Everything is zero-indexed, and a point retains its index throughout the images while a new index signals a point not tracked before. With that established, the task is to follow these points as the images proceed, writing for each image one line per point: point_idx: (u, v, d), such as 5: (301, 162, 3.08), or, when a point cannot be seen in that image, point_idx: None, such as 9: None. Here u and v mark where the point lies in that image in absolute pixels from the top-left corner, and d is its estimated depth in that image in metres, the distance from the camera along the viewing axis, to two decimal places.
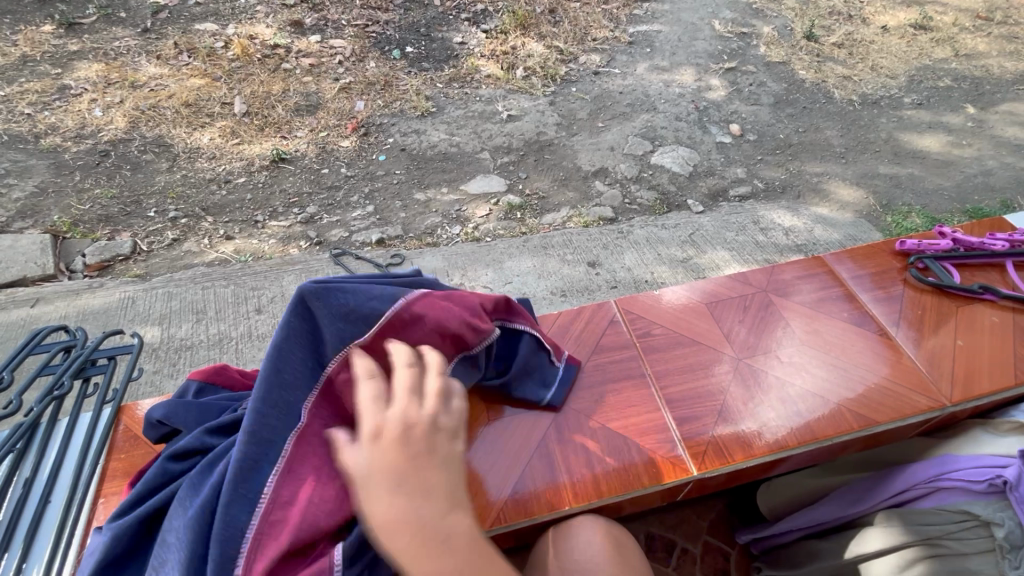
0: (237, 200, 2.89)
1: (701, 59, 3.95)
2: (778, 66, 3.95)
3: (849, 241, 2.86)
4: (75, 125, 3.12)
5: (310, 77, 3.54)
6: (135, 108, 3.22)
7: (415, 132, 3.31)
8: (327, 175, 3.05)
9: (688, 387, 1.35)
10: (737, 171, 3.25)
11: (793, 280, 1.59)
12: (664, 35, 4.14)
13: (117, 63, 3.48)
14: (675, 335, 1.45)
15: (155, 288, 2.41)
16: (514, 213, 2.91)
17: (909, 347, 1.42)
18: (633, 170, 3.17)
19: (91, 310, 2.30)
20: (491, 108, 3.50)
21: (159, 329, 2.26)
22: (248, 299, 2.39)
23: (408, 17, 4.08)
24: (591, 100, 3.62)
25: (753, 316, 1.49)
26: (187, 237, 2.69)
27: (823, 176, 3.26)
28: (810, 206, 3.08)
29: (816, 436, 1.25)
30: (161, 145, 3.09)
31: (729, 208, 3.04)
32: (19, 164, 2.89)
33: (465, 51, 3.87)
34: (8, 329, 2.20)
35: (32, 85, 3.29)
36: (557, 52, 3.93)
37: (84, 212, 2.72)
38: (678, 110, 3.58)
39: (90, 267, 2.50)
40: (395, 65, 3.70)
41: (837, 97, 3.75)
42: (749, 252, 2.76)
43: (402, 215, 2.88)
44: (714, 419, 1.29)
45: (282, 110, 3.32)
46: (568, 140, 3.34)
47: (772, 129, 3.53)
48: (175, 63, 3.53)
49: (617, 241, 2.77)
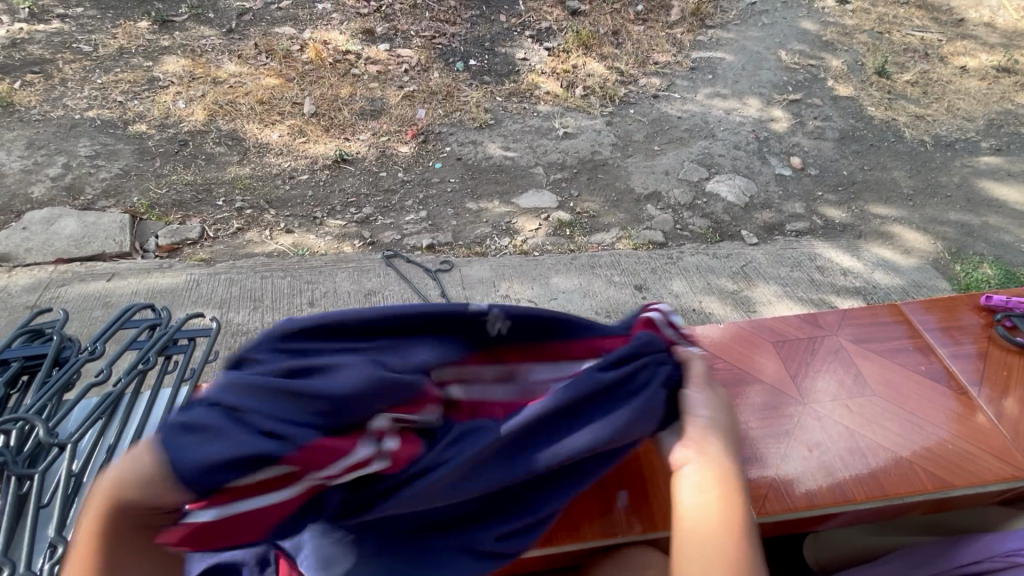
0: (299, 196, 3.01)
1: (764, 89, 3.89)
2: (845, 101, 3.84)
3: (913, 289, 2.73)
4: (160, 114, 3.34)
5: (376, 84, 3.68)
6: (215, 102, 3.43)
7: (472, 143, 3.38)
8: (384, 178, 3.15)
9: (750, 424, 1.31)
10: (795, 207, 3.16)
11: (865, 326, 1.53)
12: (727, 63, 4.10)
13: (202, 60, 3.72)
14: (739, 369, 1.42)
15: (218, 273, 2.53)
16: (563, 230, 2.92)
17: (989, 408, 1.34)
18: (687, 197, 3.13)
19: (159, 289, 2.44)
20: (547, 124, 3.54)
21: (219, 312, 2.37)
22: (303, 292, 2.48)
23: (474, 31, 4.19)
24: (648, 123, 3.61)
25: (821, 360, 1.44)
26: (250, 228, 2.82)
27: (888, 218, 3.12)
28: (873, 248, 2.96)
29: (884, 492, 1.19)
30: (234, 139, 3.26)
31: (784, 242, 2.95)
32: (108, 147, 3.11)
33: (526, 67, 3.94)
34: (85, 299, 2.35)
35: (126, 75, 3.55)
36: (617, 73, 3.95)
37: (161, 196, 2.91)
38: (737, 138, 3.53)
39: (162, 248, 2.66)
40: (457, 77, 3.81)
41: (908, 136, 3.61)
42: (802, 290, 2.68)
43: (454, 223, 2.94)
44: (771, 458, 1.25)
45: (348, 113, 3.46)
46: (622, 161, 3.33)
47: (835, 165, 3.43)
48: (254, 63, 3.74)
49: (666, 266, 2.74)
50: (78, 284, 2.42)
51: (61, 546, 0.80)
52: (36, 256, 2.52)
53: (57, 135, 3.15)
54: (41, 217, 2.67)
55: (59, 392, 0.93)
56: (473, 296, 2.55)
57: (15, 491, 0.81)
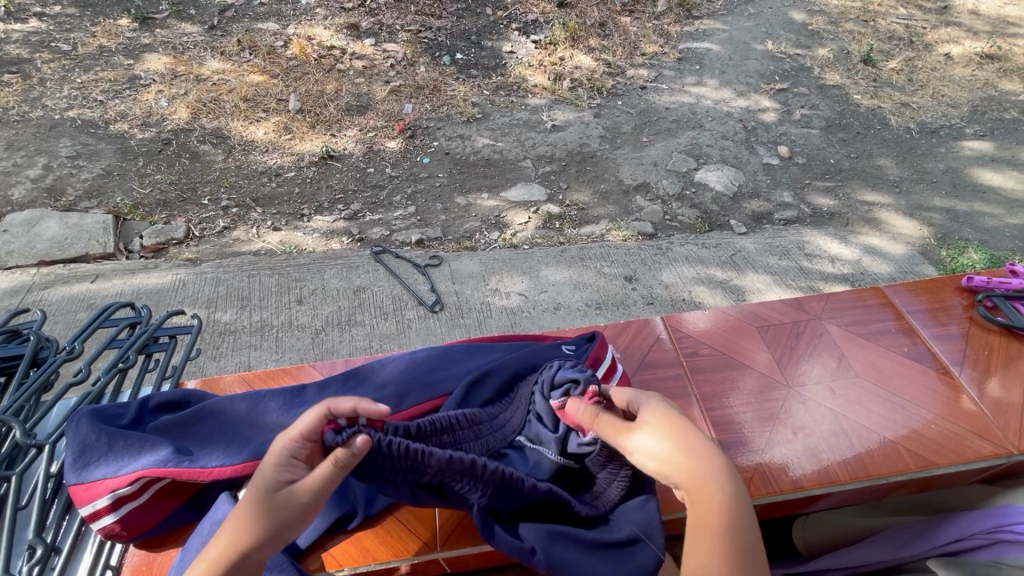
0: (286, 193, 2.99)
1: (751, 79, 3.90)
2: (831, 90, 3.85)
3: (901, 275, 2.75)
4: (142, 113, 3.29)
5: (362, 79, 3.65)
6: (198, 100, 3.38)
7: (460, 137, 3.36)
8: (372, 174, 3.13)
9: (735, 409, 1.32)
10: (783, 195, 3.18)
11: (848, 309, 1.55)
12: (714, 53, 4.10)
13: (184, 57, 3.66)
14: (717, 350, 1.45)
15: (205, 272, 2.50)
16: (553, 222, 2.91)
17: (972, 388, 1.35)
18: (675, 187, 3.13)
19: (146, 289, 2.41)
20: (536, 117, 3.52)
21: (206, 312, 2.35)
22: (291, 290, 2.46)
23: (460, 24, 4.16)
24: (636, 115, 3.61)
25: (806, 343, 1.46)
26: (236, 226, 2.79)
27: (876, 205, 3.14)
28: (860, 235, 2.98)
29: (868, 471, 1.21)
30: (219, 137, 3.22)
31: (773, 231, 2.96)
32: (89, 147, 3.06)
33: (513, 60, 3.92)
34: (69, 302, 2.32)
35: (106, 74, 3.49)
36: (605, 65, 3.94)
37: (144, 195, 2.87)
38: (725, 128, 3.53)
39: (147, 248, 2.63)
40: (444, 71, 3.78)
41: (894, 123, 3.63)
42: (792, 278, 2.69)
43: (442, 217, 2.92)
44: (756, 441, 1.26)
45: (334, 109, 3.42)
46: (611, 153, 3.33)
47: (822, 153, 3.44)
48: (237, 59, 3.69)
49: (656, 257, 2.74)
50: (62, 286, 2.38)
51: (40, 547, 0.79)
52: (18, 259, 2.48)
53: (36, 135, 3.09)
54: (22, 219, 2.62)
55: (38, 393, 0.92)
56: (463, 291, 2.54)
57: None
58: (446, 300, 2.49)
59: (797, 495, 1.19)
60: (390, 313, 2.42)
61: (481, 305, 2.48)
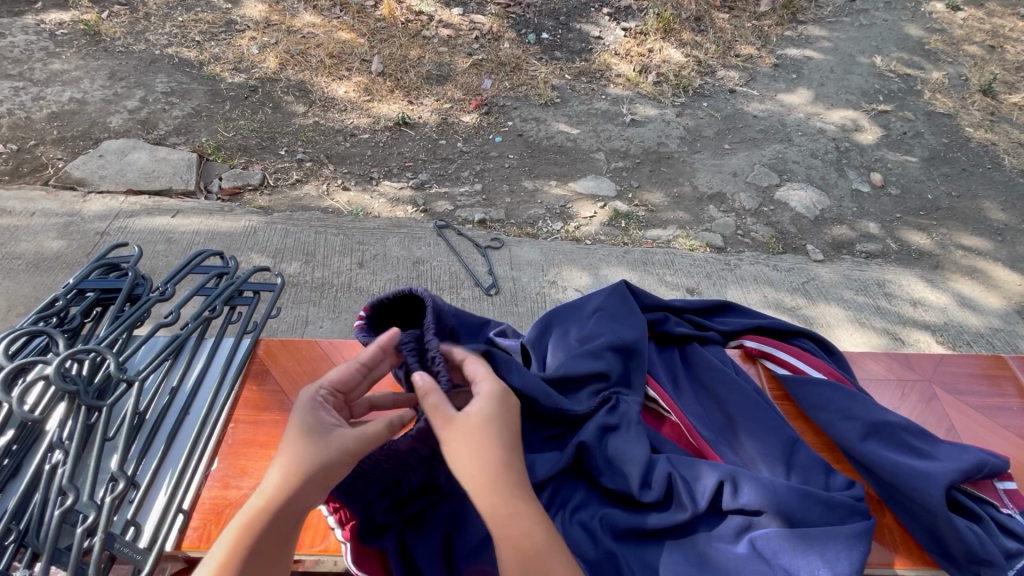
0: (358, 154, 3.02)
1: (852, 96, 3.63)
2: (940, 118, 3.53)
3: (990, 333, 2.53)
4: (234, 58, 3.38)
5: (445, 48, 3.61)
6: (287, 52, 3.44)
7: (535, 120, 3.29)
8: (443, 146, 3.11)
9: (858, 431, 1.21)
10: (869, 227, 2.95)
11: (963, 376, 1.45)
12: (815, 63, 3.83)
13: (279, 7, 3.72)
14: (799, 412, 1.39)
15: (275, 222, 2.57)
16: (618, 221, 2.83)
17: None
18: (753, 202, 2.97)
19: (219, 231, 2.49)
20: (615, 109, 3.40)
21: (273, 262, 2.41)
22: (353, 252, 2.49)
23: (550, 3, 4.04)
24: (721, 119, 3.43)
25: (913, 403, 1.38)
26: (308, 180, 2.85)
27: (974, 252, 2.88)
28: (952, 281, 2.74)
29: (1008, 505, 1.13)
30: (301, 90, 3.27)
31: (852, 263, 2.77)
32: (182, 86, 3.18)
33: (601, 46, 3.79)
34: (150, 232, 2.42)
35: (205, 15, 3.60)
36: (695, 63, 3.75)
37: (227, 139, 2.96)
38: (815, 146, 3.31)
39: (224, 191, 2.72)
40: (528, 49, 3.70)
41: (1006, 165, 3.31)
42: (867, 317, 2.52)
43: (507, 200, 2.89)
44: (877, 458, 1.17)
45: (414, 76, 3.41)
46: (688, 156, 3.19)
47: (920, 186, 3.18)
48: (328, 14, 3.72)
49: (722, 273, 2.61)
50: (145, 217, 2.48)
51: (122, 482, 0.80)
52: (108, 185, 2.62)
53: (137, 68, 3.23)
54: (117, 147, 2.77)
55: (130, 328, 0.95)
56: (520, 278, 2.49)
57: (83, 420, 0.82)
58: (502, 284, 2.45)
59: (943, 520, 1.07)
60: (445, 289, 2.41)
61: (537, 296, 2.43)
